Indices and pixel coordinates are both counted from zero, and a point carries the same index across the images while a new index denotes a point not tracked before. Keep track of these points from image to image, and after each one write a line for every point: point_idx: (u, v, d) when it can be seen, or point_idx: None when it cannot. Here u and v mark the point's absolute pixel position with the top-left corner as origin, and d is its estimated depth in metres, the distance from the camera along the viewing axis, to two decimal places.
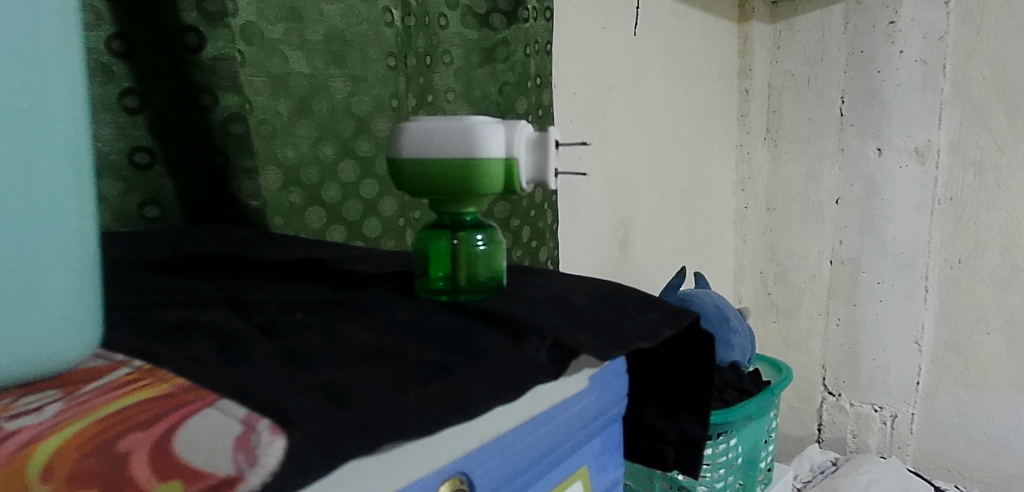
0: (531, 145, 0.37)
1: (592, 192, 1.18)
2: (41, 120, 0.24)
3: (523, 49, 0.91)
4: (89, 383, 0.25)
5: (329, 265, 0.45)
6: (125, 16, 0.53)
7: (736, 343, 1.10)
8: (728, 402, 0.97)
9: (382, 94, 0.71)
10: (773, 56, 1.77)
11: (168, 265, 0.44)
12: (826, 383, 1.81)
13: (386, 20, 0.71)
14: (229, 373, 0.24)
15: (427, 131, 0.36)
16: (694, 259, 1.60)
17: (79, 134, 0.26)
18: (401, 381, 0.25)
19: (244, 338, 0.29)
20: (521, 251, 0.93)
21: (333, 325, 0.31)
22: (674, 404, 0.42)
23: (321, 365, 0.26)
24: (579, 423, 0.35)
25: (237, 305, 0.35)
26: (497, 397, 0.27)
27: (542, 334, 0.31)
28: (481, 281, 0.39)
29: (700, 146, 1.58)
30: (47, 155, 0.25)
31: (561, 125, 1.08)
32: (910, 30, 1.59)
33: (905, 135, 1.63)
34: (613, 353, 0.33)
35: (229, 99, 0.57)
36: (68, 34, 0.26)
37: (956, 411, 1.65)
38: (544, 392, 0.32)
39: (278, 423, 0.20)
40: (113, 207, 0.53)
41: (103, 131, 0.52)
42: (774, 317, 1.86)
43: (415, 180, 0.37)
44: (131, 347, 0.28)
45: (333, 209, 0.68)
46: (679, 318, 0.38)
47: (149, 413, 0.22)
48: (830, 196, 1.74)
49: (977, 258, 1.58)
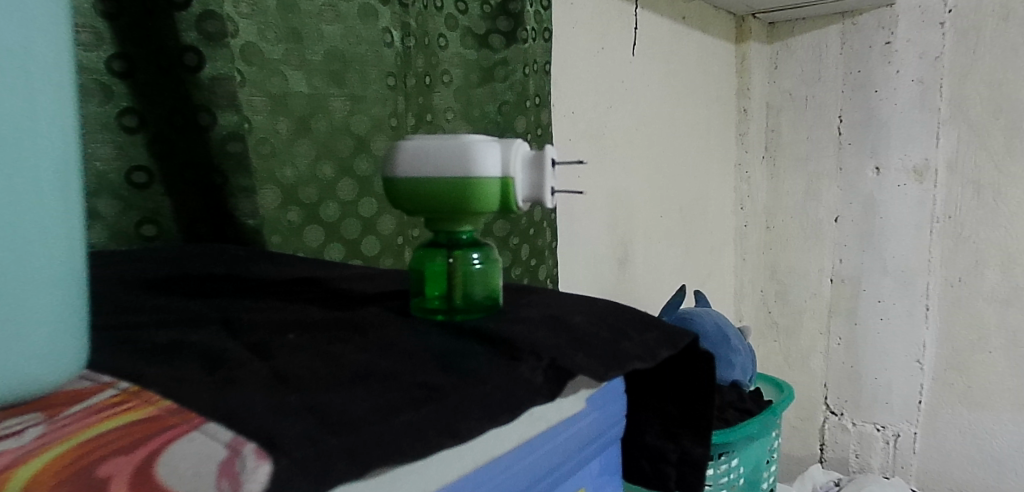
0: (527, 164, 0.37)
1: (591, 211, 1.18)
2: (28, 125, 0.24)
3: (523, 69, 0.92)
4: (72, 405, 0.24)
5: (325, 285, 0.44)
6: (124, 36, 0.53)
7: (736, 362, 1.10)
8: (729, 421, 0.96)
9: (382, 113, 0.72)
10: (771, 75, 1.78)
11: (162, 285, 0.43)
12: (827, 402, 1.79)
13: (386, 41, 0.71)
14: (216, 395, 0.24)
15: (422, 150, 0.36)
16: (694, 278, 1.60)
17: (67, 145, 0.26)
18: (394, 403, 0.25)
19: (234, 359, 0.28)
20: (520, 270, 0.93)
21: (325, 345, 0.31)
22: (674, 423, 0.41)
23: (311, 387, 0.25)
24: (577, 446, 0.34)
25: (229, 325, 0.34)
26: (491, 419, 0.26)
27: (538, 354, 0.31)
28: (477, 300, 0.39)
29: (700, 165, 1.59)
30: (34, 163, 0.24)
31: (560, 145, 1.09)
32: (907, 50, 1.61)
33: (903, 155, 1.64)
34: (611, 373, 0.32)
35: (229, 117, 0.57)
36: (59, 44, 0.26)
37: (958, 431, 1.64)
38: (539, 413, 0.31)
39: (264, 447, 0.20)
40: (110, 226, 0.53)
41: (102, 150, 0.52)
42: (774, 336, 1.84)
43: (410, 199, 0.37)
44: (118, 369, 0.28)
45: (332, 227, 0.68)
46: (678, 339, 0.37)
47: (132, 437, 0.21)
48: (829, 215, 1.74)
49: (976, 276, 1.58)
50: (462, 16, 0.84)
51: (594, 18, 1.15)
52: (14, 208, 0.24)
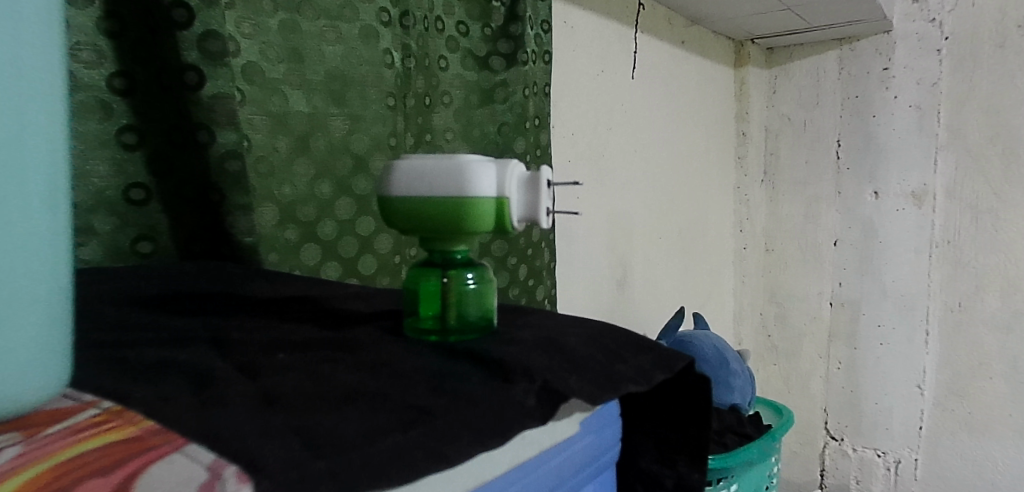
0: (523, 184, 0.37)
1: (591, 232, 1.18)
2: (17, 123, 0.24)
3: (523, 91, 0.91)
4: (52, 425, 0.24)
5: (319, 303, 0.44)
6: (126, 55, 0.53)
7: (736, 386, 1.09)
8: (728, 446, 0.95)
9: (382, 133, 0.72)
10: (769, 100, 1.79)
11: (156, 303, 0.43)
12: (827, 427, 1.78)
13: (386, 62, 0.72)
14: (201, 416, 0.24)
15: (417, 169, 0.36)
16: (694, 301, 1.60)
17: (55, 148, 0.26)
18: (382, 426, 0.24)
19: (222, 379, 0.28)
20: (518, 290, 0.93)
21: (314, 366, 0.30)
22: (672, 448, 0.40)
23: (298, 409, 0.25)
24: (569, 471, 0.34)
25: (219, 345, 0.34)
26: (482, 443, 0.26)
27: (531, 376, 0.31)
28: (471, 321, 0.38)
29: (699, 188, 1.60)
30: (24, 165, 0.24)
31: (560, 166, 1.09)
32: (904, 76, 1.62)
33: (901, 180, 1.64)
34: (605, 396, 0.32)
35: (227, 136, 0.56)
36: (50, 54, 0.26)
37: (960, 457, 1.62)
38: (532, 437, 0.30)
39: (246, 470, 0.20)
40: (105, 242, 0.52)
41: (99, 167, 0.52)
42: (774, 360, 1.83)
43: (404, 218, 0.37)
44: (102, 387, 0.27)
45: (330, 246, 0.67)
46: (673, 362, 0.37)
47: (112, 458, 0.21)
48: (829, 239, 1.74)
49: (977, 301, 1.58)
50: (463, 38, 0.85)
51: (594, 42, 1.16)
52: (4, 216, 0.24)
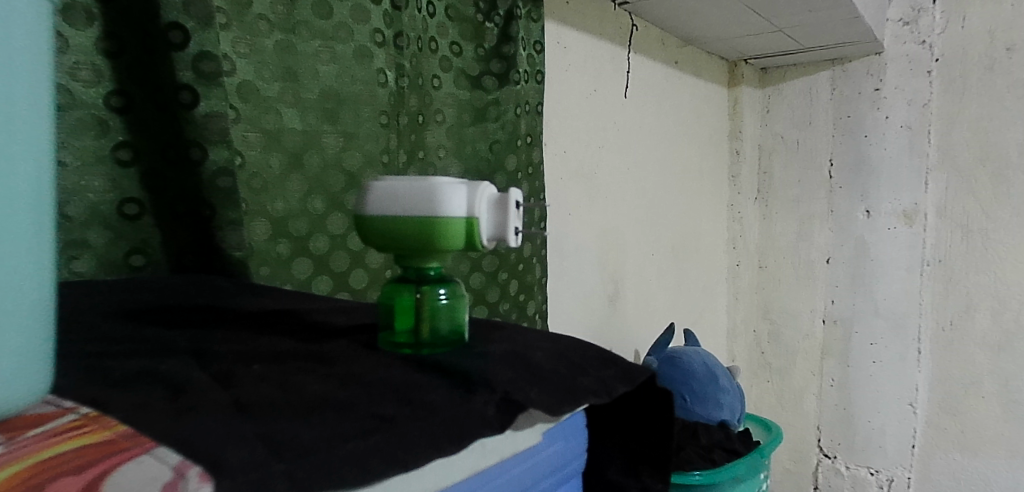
0: (493, 205, 0.39)
1: (582, 248, 1.20)
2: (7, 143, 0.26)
3: (514, 109, 0.94)
4: (31, 428, 0.25)
5: (300, 316, 0.46)
6: (123, 74, 0.55)
7: (725, 402, 1.10)
8: (715, 462, 0.96)
9: (374, 150, 0.74)
10: (763, 118, 1.81)
11: (143, 315, 0.45)
12: (820, 445, 1.78)
13: (380, 81, 0.74)
14: (173, 420, 0.25)
15: (392, 190, 0.38)
16: (686, 317, 1.61)
17: (43, 165, 0.28)
18: (343, 432, 0.26)
19: (198, 388, 0.29)
20: (509, 305, 0.95)
21: (287, 376, 0.32)
22: (637, 459, 0.41)
23: (266, 416, 0.26)
24: (532, 478, 0.35)
25: (199, 355, 0.35)
26: (438, 449, 0.27)
27: (492, 387, 0.32)
28: (443, 335, 0.40)
29: (693, 206, 1.62)
30: (14, 183, 0.26)
31: (551, 183, 1.11)
32: (895, 97, 1.64)
33: (893, 199, 1.66)
34: (563, 407, 0.34)
35: (219, 153, 0.58)
36: (39, 78, 0.28)
37: (952, 476, 1.63)
38: (493, 445, 0.32)
39: (208, 471, 0.21)
40: (99, 256, 0.54)
41: (95, 183, 0.53)
42: (768, 377, 1.84)
43: (380, 235, 0.39)
44: (82, 394, 0.29)
45: (320, 260, 0.69)
46: (635, 375, 0.39)
47: (87, 458, 0.22)
48: (820, 256, 1.76)
49: (967, 320, 1.59)
50: (457, 58, 0.88)
51: (587, 62, 1.19)
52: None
